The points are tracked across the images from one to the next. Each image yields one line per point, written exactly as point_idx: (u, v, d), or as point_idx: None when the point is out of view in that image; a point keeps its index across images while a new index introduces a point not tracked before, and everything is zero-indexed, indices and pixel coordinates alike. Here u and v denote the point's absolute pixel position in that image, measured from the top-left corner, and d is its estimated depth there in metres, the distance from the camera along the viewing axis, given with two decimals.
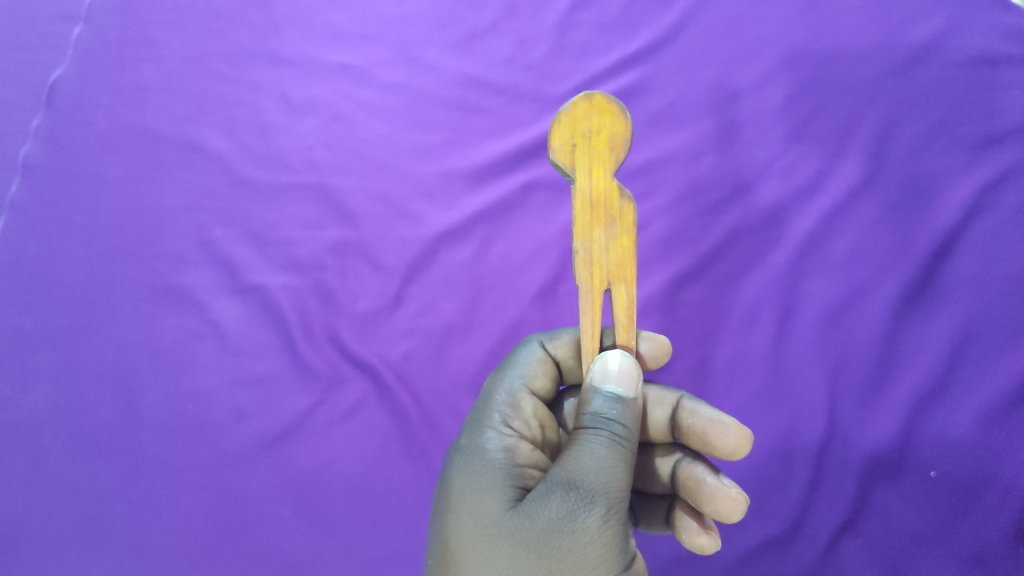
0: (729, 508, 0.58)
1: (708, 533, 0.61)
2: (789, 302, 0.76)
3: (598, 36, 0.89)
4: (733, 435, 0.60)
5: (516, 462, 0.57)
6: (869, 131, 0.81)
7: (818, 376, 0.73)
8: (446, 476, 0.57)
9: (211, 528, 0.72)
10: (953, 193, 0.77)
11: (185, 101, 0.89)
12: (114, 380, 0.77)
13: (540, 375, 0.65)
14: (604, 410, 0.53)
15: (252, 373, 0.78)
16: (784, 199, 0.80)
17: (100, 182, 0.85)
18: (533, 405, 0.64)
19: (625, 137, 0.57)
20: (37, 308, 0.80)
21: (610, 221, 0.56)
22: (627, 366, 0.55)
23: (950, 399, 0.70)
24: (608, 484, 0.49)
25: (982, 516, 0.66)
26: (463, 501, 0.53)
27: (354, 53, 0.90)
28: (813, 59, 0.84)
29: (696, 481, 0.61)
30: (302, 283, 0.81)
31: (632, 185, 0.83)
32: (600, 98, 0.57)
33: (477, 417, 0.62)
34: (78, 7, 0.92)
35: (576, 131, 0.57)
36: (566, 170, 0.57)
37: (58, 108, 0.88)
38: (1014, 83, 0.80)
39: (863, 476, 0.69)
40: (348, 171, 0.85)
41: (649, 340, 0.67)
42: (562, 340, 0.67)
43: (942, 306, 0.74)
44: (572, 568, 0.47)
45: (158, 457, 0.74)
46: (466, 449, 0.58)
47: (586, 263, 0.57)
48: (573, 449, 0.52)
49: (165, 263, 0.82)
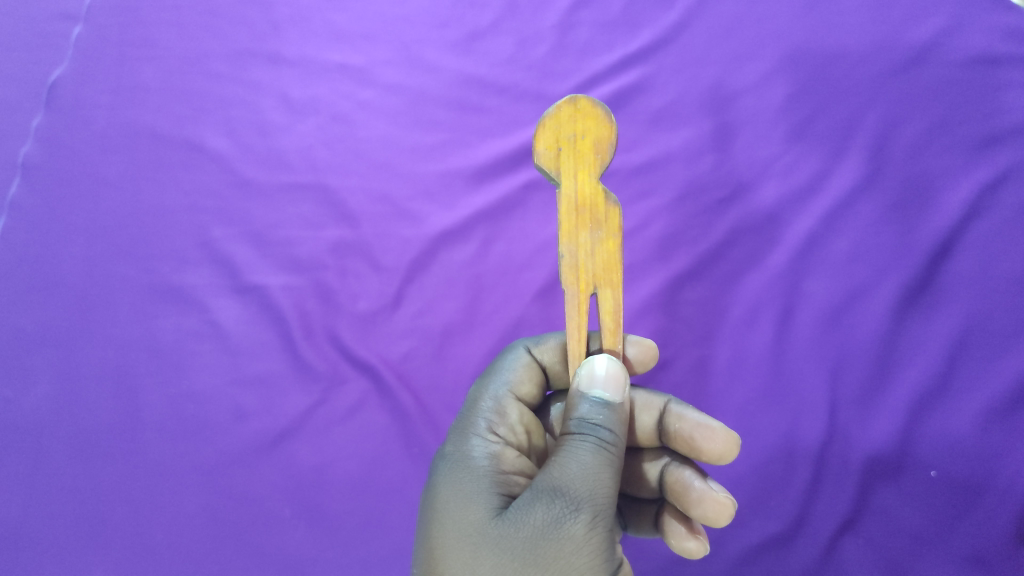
0: (717, 512, 0.58)
1: (696, 536, 0.61)
2: (788, 302, 0.76)
3: (599, 35, 0.89)
4: (720, 440, 0.60)
5: (501, 468, 0.57)
6: (869, 130, 0.81)
7: (818, 377, 0.73)
8: (431, 484, 0.57)
9: (213, 527, 0.72)
10: (953, 193, 0.77)
11: (185, 100, 0.88)
12: (114, 381, 0.77)
13: (526, 380, 0.65)
14: (590, 415, 0.53)
15: (253, 373, 0.78)
16: (784, 199, 0.80)
17: (100, 182, 0.85)
18: (519, 410, 0.64)
19: (611, 140, 0.57)
20: (36, 309, 0.80)
21: (596, 226, 0.56)
22: (614, 371, 0.55)
23: (950, 399, 0.70)
24: (594, 491, 0.49)
25: (982, 517, 0.66)
26: (448, 509, 0.53)
27: (355, 53, 0.90)
28: (813, 59, 0.84)
29: (684, 485, 0.61)
30: (302, 282, 0.81)
31: (633, 184, 0.83)
32: (585, 102, 0.57)
33: (462, 424, 0.62)
34: (78, 7, 0.92)
35: (561, 135, 0.57)
36: (551, 174, 0.57)
37: (58, 108, 0.88)
38: (1015, 83, 0.80)
39: (863, 477, 0.69)
40: (348, 171, 0.85)
41: (636, 343, 0.66)
42: (549, 344, 0.67)
43: (942, 306, 0.74)
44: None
45: (159, 457, 0.74)
46: (451, 457, 0.58)
47: (572, 267, 0.56)
48: (559, 455, 0.51)
49: (165, 263, 0.82)
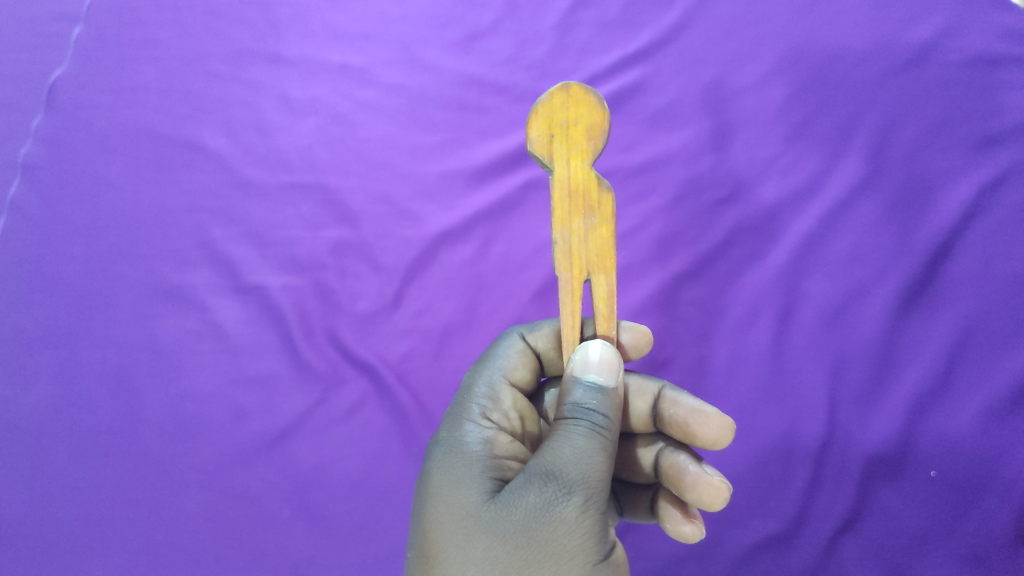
0: (712, 496, 0.58)
1: (691, 521, 0.61)
2: (788, 302, 0.76)
3: (599, 35, 0.89)
4: (715, 425, 0.59)
5: (494, 453, 0.57)
6: (869, 130, 0.81)
7: (818, 376, 0.73)
8: (425, 469, 0.57)
9: (212, 527, 0.72)
10: (953, 193, 0.77)
11: (186, 101, 0.89)
12: (114, 381, 0.77)
13: (520, 366, 0.66)
14: (585, 400, 0.53)
15: (253, 372, 0.78)
16: (782, 199, 0.80)
17: (101, 182, 0.85)
18: (513, 396, 0.64)
19: (604, 128, 0.57)
20: (37, 309, 0.80)
21: (590, 212, 0.56)
22: (608, 356, 0.55)
23: (951, 399, 0.70)
24: (587, 474, 0.49)
25: (983, 516, 0.66)
26: (441, 494, 0.53)
27: (355, 54, 0.90)
28: (812, 59, 0.84)
29: (679, 469, 0.61)
30: (302, 283, 0.81)
31: (632, 184, 0.83)
32: (578, 89, 0.57)
33: (456, 409, 0.62)
34: (78, 7, 0.92)
35: (553, 122, 0.57)
36: (544, 161, 0.57)
37: (59, 108, 0.88)
38: (1014, 83, 0.80)
39: (862, 476, 0.69)
40: (348, 172, 0.85)
41: (630, 330, 0.66)
42: (543, 331, 0.67)
43: (942, 305, 0.74)
44: (551, 558, 0.47)
45: (160, 457, 0.74)
46: (445, 443, 0.58)
47: (566, 253, 0.56)
48: (553, 439, 0.51)
49: (165, 263, 0.82)
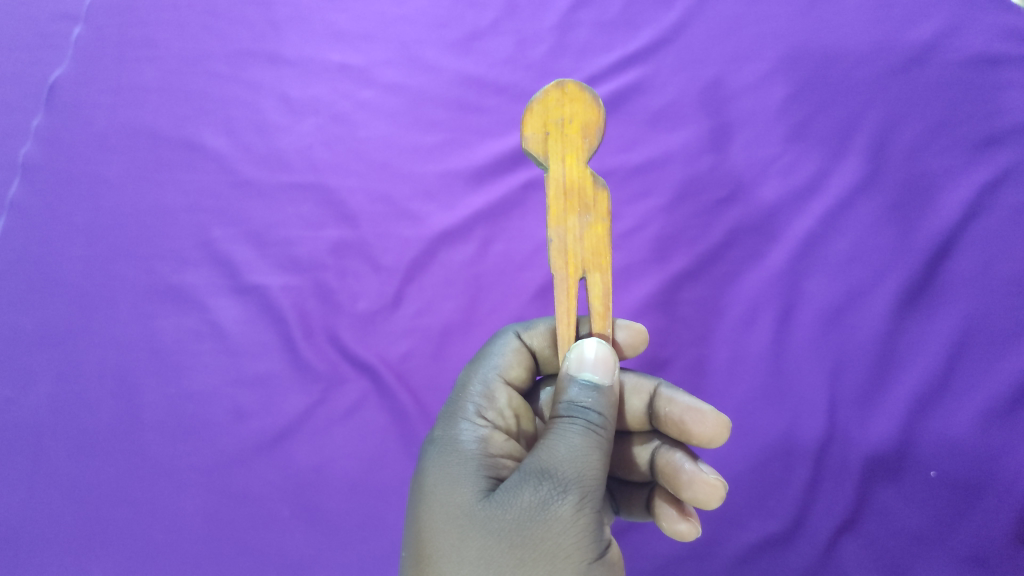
0: (708, 494, 0.58)
1: (687, 519, 0.61)
2: (787, 302, 0.76)
3: (598, 35, 0.89)
4: (711, 423, 0.59)
5: (489, 452, 0.57)
6: (869, 130, 0.81)
7: (818, 376, 0.73)
8: (420, 468, 0.57)
9: (212, 526, 0.72)
10: (953, 192, 0.77)
11: (186, 101, 0.89)
12: (114, 381, 0.77)
13: (516, 364, 0.66)
14: (580, 398, 0.53)
15: (252, 372, 0.78)
16: (782, 199, 0.80)
17: (101, 182, 0.85)
18: (508, 395, 0.64)
19: (599, 125, 0.57)
20: (37, 309, 0.80)
21: (585, 210, 0.56)
22: (604, 354, 0.55)
23: (951, 398, 0.70)
24: (582, 473, 0.49)
25: (983, 516, 0.66)
26: (436, 493, 0.53)
27: (355, 54, 0.90)
28: (812, 59, 0.84)
29: (675, 468, 0.61)
30: (302, 282, 0.81)
31: (631, 184, 0.83)
32: (573, 86, 0.57)
33: (451, 408, 0.62)
34: (78, 7, 0.93)
35: (549, 119, 0.57)
36: (539, 159, 0.57)
37: (59, 108, 0.88)
38: (1014, 82, 0.80)
39: (862, 476, 0.69)
40: (349, 172, 0.85)
41: (626, 328, 0.66)
42: (538, 329, 0.67)
43: (942, 305, 0.74)
44: (545, 557, 0.47)
45: (160, 456, 0.74)
46: (439, 441, 0.58)
47: (561, 251, 0.56)
48: (548, 438, 0.51)
49: (165, 263, 0.82)
